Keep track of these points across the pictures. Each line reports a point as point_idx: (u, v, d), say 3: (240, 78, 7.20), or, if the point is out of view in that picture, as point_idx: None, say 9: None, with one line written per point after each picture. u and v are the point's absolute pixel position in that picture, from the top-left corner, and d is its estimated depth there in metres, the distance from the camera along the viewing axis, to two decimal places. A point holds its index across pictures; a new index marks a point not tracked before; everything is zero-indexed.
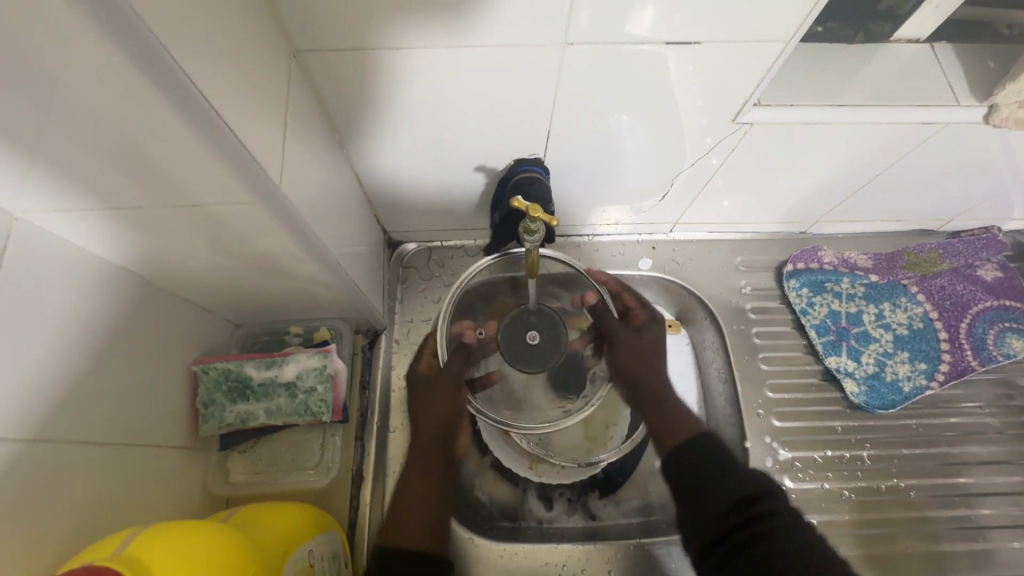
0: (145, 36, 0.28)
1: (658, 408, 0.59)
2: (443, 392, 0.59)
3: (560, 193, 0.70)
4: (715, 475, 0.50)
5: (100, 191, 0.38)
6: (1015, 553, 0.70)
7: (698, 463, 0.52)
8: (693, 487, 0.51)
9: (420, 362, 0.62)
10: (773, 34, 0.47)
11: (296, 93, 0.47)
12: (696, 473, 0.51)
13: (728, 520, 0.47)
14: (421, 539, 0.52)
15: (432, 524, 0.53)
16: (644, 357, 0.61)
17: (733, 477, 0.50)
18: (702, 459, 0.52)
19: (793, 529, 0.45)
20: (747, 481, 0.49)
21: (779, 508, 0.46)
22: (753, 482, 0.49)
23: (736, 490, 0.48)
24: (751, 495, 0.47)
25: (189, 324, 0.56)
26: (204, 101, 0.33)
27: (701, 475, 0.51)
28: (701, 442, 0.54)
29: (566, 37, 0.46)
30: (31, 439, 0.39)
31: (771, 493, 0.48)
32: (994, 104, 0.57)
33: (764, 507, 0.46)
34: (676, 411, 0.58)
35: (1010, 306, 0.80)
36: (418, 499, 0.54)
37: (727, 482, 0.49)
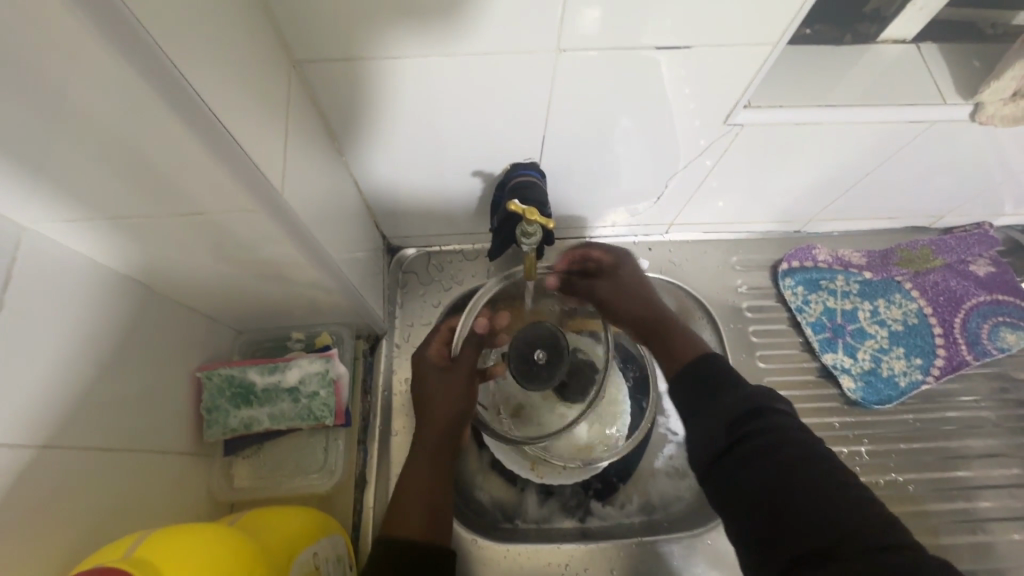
0: (151, 49, 0.29)
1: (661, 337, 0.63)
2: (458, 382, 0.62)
3: (557, 196, 0.71)
4: (720, 393, 0.48)
5: (105, 201, 0.38)
6: (1015, 545, 0.71)
7: (700, 380, 0.50)
8: (697, 404, 0.49)
9: (430, 350, 0.64)
10: (761, 37, 0.48)
11: (295, 102, 0.48)
12: (699, 394, 0.49)
13: (730, 434, 0.45)
14: (419, 526, 0.52)
15: (436, 511, 0.54)
16: (632, 293, 0.68)
17: (737, 391, 0.48)
18: (703, 377, 0.51)
19: (796, 442, 0.43)
20: (750, 396, 0.47)
21: (782, 424, 0.44)
22: (757, 398, 0.46)
23: (740, 403, 0.46)
24: (755, 409, 0.45)
25: (192, 331, 0.57)
26: (212, 117, 0.34)
27: (705, 393, 0.49)
28: (707, 363, 0.52)
29: (559, 44, 0.47)
30: (41, 445, 0.39)
31: (775, 408, 0.46)
32: (980, 102, 0.58)
33: (767, 421, 0.44)
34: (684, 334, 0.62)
35: (1003, 300, 0.81)
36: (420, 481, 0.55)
37: (731, 394, 0.47)
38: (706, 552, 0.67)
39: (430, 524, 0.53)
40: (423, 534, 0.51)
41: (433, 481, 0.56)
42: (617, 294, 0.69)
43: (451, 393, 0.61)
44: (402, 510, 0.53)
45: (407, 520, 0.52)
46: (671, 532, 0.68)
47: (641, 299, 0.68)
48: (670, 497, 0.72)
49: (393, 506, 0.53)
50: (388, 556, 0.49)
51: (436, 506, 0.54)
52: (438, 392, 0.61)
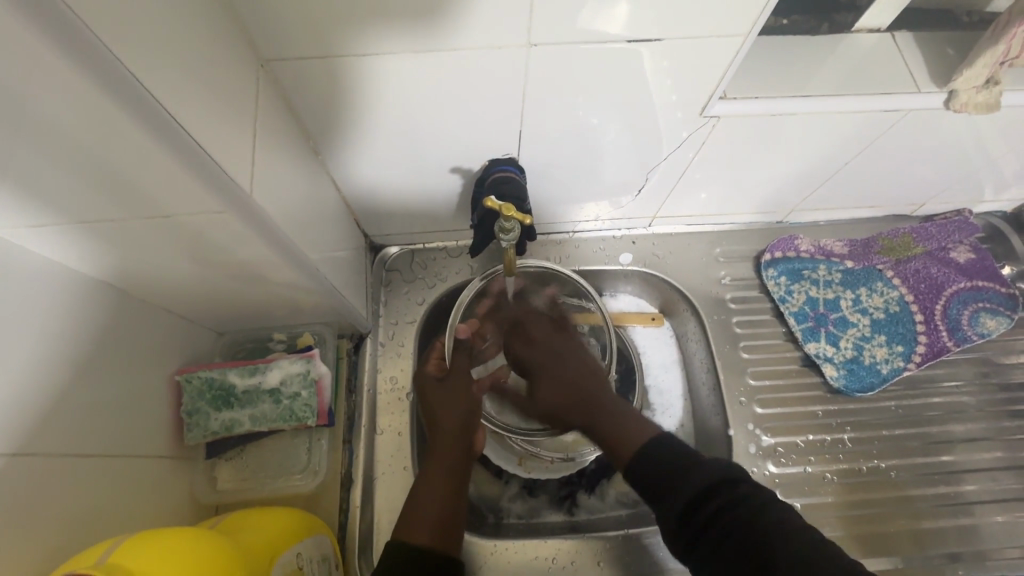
0: (99, 51, 0.28)
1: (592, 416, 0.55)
2: (459, 388, 0.62)
3: (537, 192, 0.71)
4: (680, 469, 0.46)
5: (71, 207, 0.38)
6: (997, 527, 0.72)
7: (656, 461, 0.47)
8: (655, 486, 0.46)
9: (428, 366, 0.64)
10: (732, 28, 0.48)
11: (263, 101, 0.47)
12: (660, 471, 0.46)
13: (700, 512, 0.43)
14: (434, 534, 0.51)
15: (446, 523, 0.53)
16: (566, 378, 0.58)
17: (696, 466, 0.45)
18: (664, 456, 0.47)
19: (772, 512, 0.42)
20: (710, 470, 0.44)
21: (752, 491, 0.43)
22: (718, 467, 0.45)
23: (703, 479, 0.44)
24: (716, 483, 0.44)
25: (169, 335, 0.57)
26: (170, 119, 0.33)
27: (666, 467, 0.46)
28: (656, 438, 0.49)
29: (529, 38, 0.47)
30: (12, 452, 0.39)
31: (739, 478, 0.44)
32: (953, 89, 0.58)
33: (729, 495, 0.43)
34: (625, 412, 0.54)
35: (983, 286, 0.82)
36: (431, 496, 0.54)
37: (692, 472, 0.45)
38: None
39: (444, 529, 0.52)
40: (437, 541, 0.51)
41: (448, 487, 0.55)
42: (548, 382, 0.59)
43: (455, 404, 0.61)
44: (417, 513, 0.53)
45: (421, 525, 0.52)
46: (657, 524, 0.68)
47: (568, 373, 0.58)
48: None
49: (408, 512, 0.53)
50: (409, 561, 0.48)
51: (451, 516, 0.54)
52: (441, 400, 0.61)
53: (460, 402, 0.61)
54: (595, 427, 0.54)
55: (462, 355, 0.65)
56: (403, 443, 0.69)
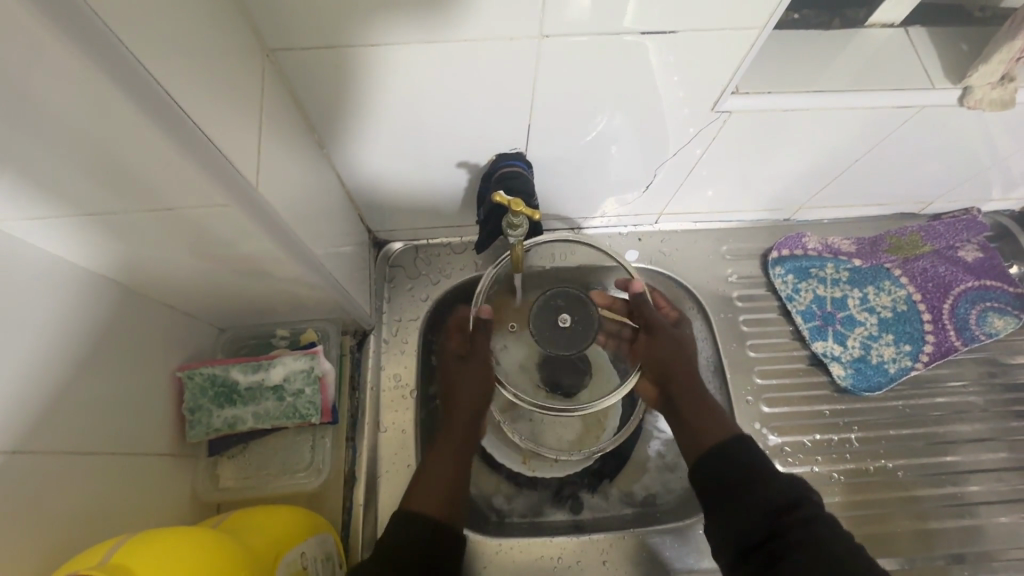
0: (100, 31, 0.27)
1: (697, 411, 0.61)
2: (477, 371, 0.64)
3: (545, 187, 0.70)
4: (747, 488, 0.53)
5: (72, 199, 0.37)
6: (1003, 528, 0.72)
7: (727, 470, 0.55)
8: (722, 499, 0.53)
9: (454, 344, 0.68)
10: (748, 22, 0.47)
11: (269, 92, 0.46)
12: (727, 483, 0.54)
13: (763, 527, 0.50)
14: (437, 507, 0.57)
15: (451, 493, 0.59)
16: (678, 352, 0.64)
17: (767, 486, 0.52)
18: (734, 468, 0.54)
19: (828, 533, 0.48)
20: (784, 488, 0.51)
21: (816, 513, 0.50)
22: (788, 489, 0.51)
23: (771, 499, 0.51)
24: (789, 504, 0.50)
25: (171, 330, 0.56)
26: (177, 110, 0.33)
27: (733, 481, 0.54)
28: (737, 452, 0.56)
29: (542, 30, 0.46)
30: (12, 450, 0.38)
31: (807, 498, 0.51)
32: (969, 86, 0.57)
33: (792, 517, 0.49)
34: (714, 415, 0.61)
35: (991, 286, 0.81)
36: (439, 466, 0.61)
37: (762, 491, 0.52)
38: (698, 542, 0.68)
39: (448, 506, 0.58)
40: (439, 513, 0.57)
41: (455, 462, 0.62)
42: (652, 350, 0.62)
43: (482, 383, 0.63)
44: (419, 490, 0.59)
45: (423, 498, 0.58)
46: (662, 524, 0.68)
47: (684, 356, 0.64)
48: (659, 489, 0.72)
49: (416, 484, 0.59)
50: (406, 532, 0.54)
51: (456, 485, 0.60)
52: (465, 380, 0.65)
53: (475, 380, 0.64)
54: (693, 417, 0.61)
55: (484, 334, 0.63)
56: (407, 440, 0.69)
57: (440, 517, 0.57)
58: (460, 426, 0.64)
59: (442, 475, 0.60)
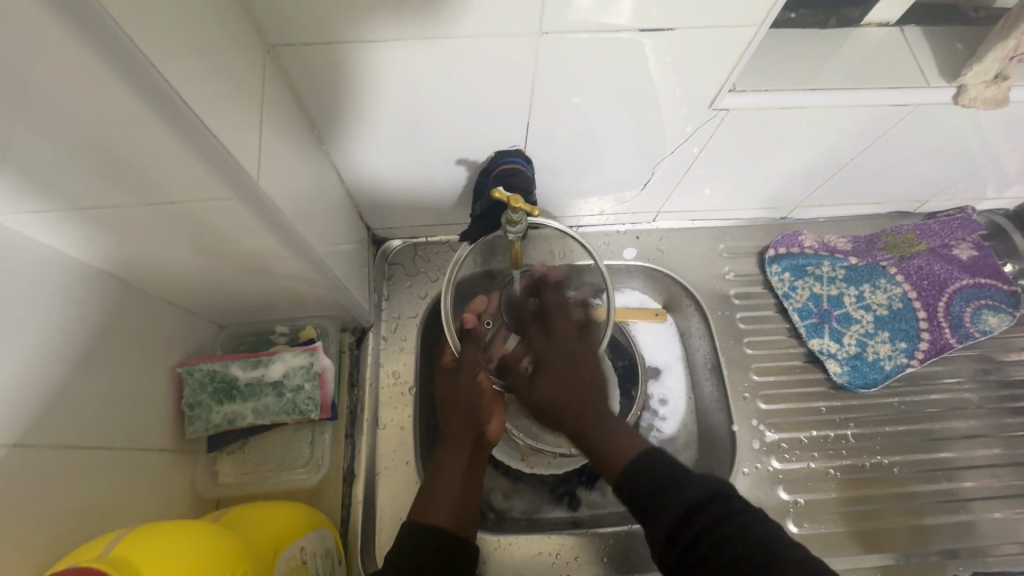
0: (102, 21, 0.27)
1: (587, 429, 0.53)
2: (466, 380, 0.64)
3: (543, 185, 0.70)
4: (668, 487, 0.46)
5: (74, 193, 0.37)
6: (997, 523, 0.72)
7: (646, 479, 0.47)
8: (643, 505, 0.46)
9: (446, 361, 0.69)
10: (743, 19, 0.47)
11: (269, 88, 0.46)
12: (649, 488, 0.46)
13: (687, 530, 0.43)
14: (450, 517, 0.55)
15: (460, 505, 0.57)
16: (573, 375, 0.56)
17: (686, 482, 0.45)
18: (655, 470, 0.47)
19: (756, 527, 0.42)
20: (702, 485, 0.44)
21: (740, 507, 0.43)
22: (708, 483, 0.45)
23: (691, 496, 0.44)
24: (705, 499, 0.44)
25: (171, 326, 0.56)
26: (183, 105, 0.33)
27: (654, 484, 0.46)
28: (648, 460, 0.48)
29: (539, 27, 0.46)
30: (13, 444, 0.38)
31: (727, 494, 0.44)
32: (963, 85, 0.58)
33: (711, 514, 0.43)
34: (616, 428, 0.52)
35: (985, 284, 0.82)
36: (445, 477, 0.58)
37: (682, 489, 0.45)
38: None
39: (455, 514, 0.56)
40: (448, 524, 0.54)
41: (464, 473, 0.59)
42: (553, 375, 0.57)
43: (478, 404, 0.63)
44: (429, 500, 0.56)
45: (436, 509, 0.55)
46: None
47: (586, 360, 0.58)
48: None
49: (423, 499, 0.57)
50: (409, 542, 0.52)
51: (465, 497, 0.58)
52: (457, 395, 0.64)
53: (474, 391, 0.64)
54: (596, 431, 0.52)
55: (469, 345, 0.65)
56: (406, 437, 0.69)
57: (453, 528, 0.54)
58: (454, 438, 0.62)
59: (449, 485, 0.58)
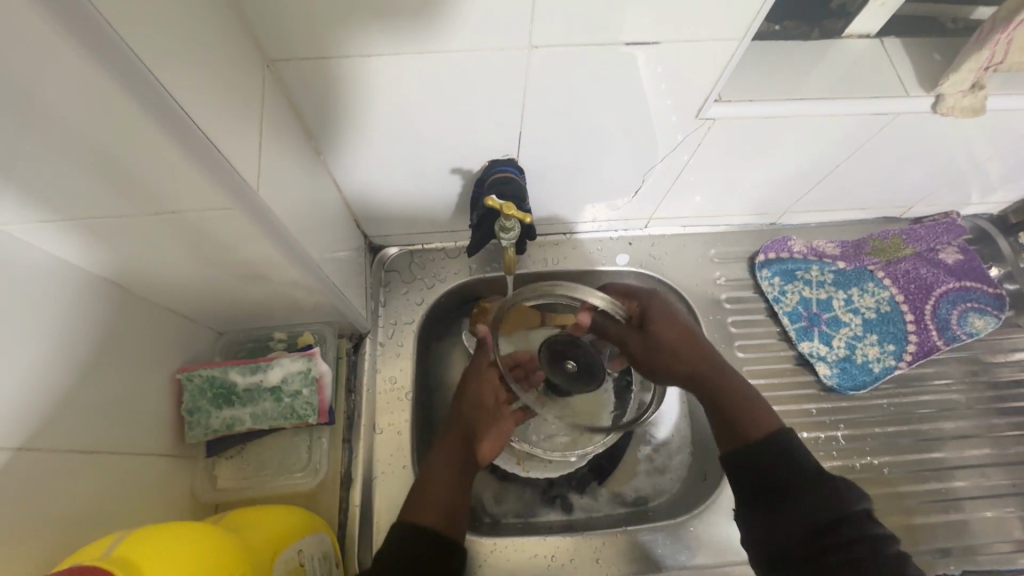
0: (109, 37, 0.29)
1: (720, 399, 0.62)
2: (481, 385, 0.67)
3: (536, 193, 0.72)
4: (803, 492, 0.53)
5: (79, 203, 0.38)
6: (987, 522, 0.73)
7: (783, 476, 0.54)
8: (774, 498, 0.54)
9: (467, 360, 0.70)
10: (730, 33, 0.49)
11: (269, 101, 0.48)
12: (782, 486, 0.54)
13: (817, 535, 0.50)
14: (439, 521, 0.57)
15: (449, 509, 0.58)
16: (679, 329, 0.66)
17: (823, 492, 0.52)
18: (783, 470, 0.55)
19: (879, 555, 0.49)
20: (837, 502, 0.51)
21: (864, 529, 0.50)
22: (841, 501, 0.52)
23: (828, 509, 0.51)
24: (840, 517, 0.51)
25: (171, 333, 0.57)
26: (184, 117, 0.34)
27: (790, 485, 0.54)
28: (784, 450, 0.56)
29: (531, 41, 0.48)
30: (16, 448, 0.39)
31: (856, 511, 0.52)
32: (940, 94, 0.60)
33: (841, 529, 0.50)
34: (753, 404, 0.61)
35: (971, 286, 0.84)
36: (441, 479, 0.60)
37: (817, 498, 0.52)
38: (691, 540, 0.68)
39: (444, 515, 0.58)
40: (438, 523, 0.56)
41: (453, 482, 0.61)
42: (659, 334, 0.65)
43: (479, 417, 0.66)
44: (422, 501, 0.58)
45: (427, 509, 0.57)
46: (654, 522, 0.69)
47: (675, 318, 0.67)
48: (649, 491, 0.74)
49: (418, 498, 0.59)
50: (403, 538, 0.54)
51: (455, 501, 0.59)
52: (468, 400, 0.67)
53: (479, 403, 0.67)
54: (735, 403, 0.61)
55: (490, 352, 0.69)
56: (403, 441, 0.69)
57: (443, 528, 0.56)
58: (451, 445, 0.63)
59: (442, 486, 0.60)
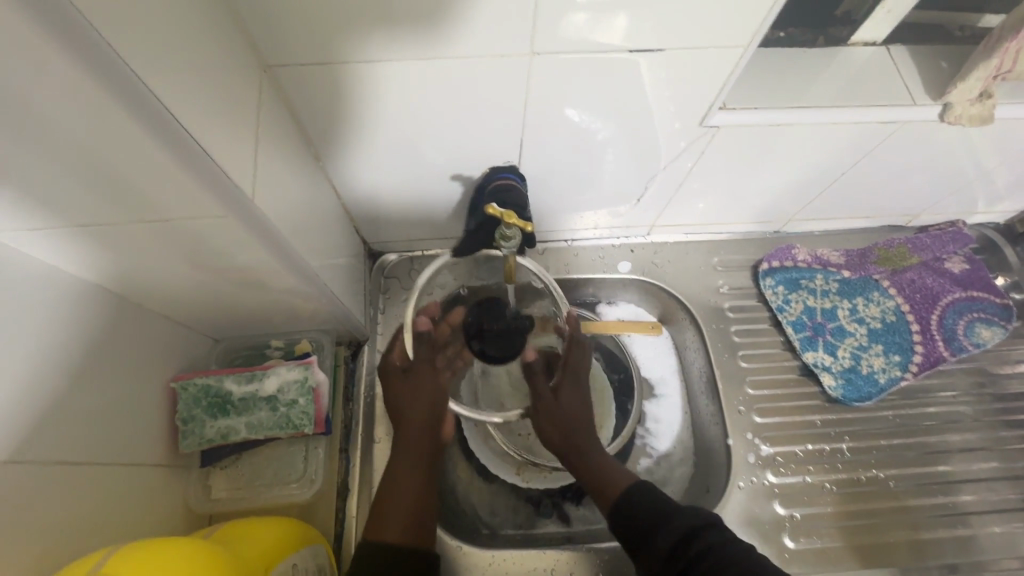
0: (97, 43, 0.28)
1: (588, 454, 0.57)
2: (425, 378, 0.60)
3: (537, 199, 0.71)
4: (653, 522, 0.50)
5: (69, 210, 0.38)
6: (995, 538, 0.72)
7: (637, 515, 0.51)
8: (637, 538, 0.50)
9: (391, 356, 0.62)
10: (732, 40, 0.48)
11: (266, 108, 0.47)
12: (634, 528, 0.50)
13: (675, 563, 0.47)
14: (404, 533, 0.51)
15: (416, 519, 0.53)
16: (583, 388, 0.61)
17: (668, 518, 0.49)
18: (642, 506, 0.51)
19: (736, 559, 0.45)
20: (683, 518, 0.49)
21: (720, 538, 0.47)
22: (689, 515, 0.49)
23: (673, 530, 0.48)
24: (690, 533, 0.47)
25: (167, 340, 0.56)
26: (178, 125, 0.34)
27: (641, 516, 0.51)
28: (644, 495, 0.52)
29: (532, 47, 0.47)
30: (3, 460, 0.38)
31: (709, 525, 0.48)
32: (948, 102, 0.59)
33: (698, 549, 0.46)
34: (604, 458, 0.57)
35: (978, 296, 0.83)
36: (403, 488, 0.54)
37: (665, 522, 0.49)
38: None
39: (413, 531, 0.52)
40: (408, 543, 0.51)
41: (416, 476, 0.56)
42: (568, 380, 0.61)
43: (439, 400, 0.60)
44: (387, 510, 0.53)
45: (393, 524, 0.52)
46: None
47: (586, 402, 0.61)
48: None
49: (376, 512, 0.53)
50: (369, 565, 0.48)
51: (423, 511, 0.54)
52: (410, 390, 0.60)
53: (427, 397, 0.60)
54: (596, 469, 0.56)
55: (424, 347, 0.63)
56: None
57: (412, 543, 0.51)
58: (410, 443, 0.57)
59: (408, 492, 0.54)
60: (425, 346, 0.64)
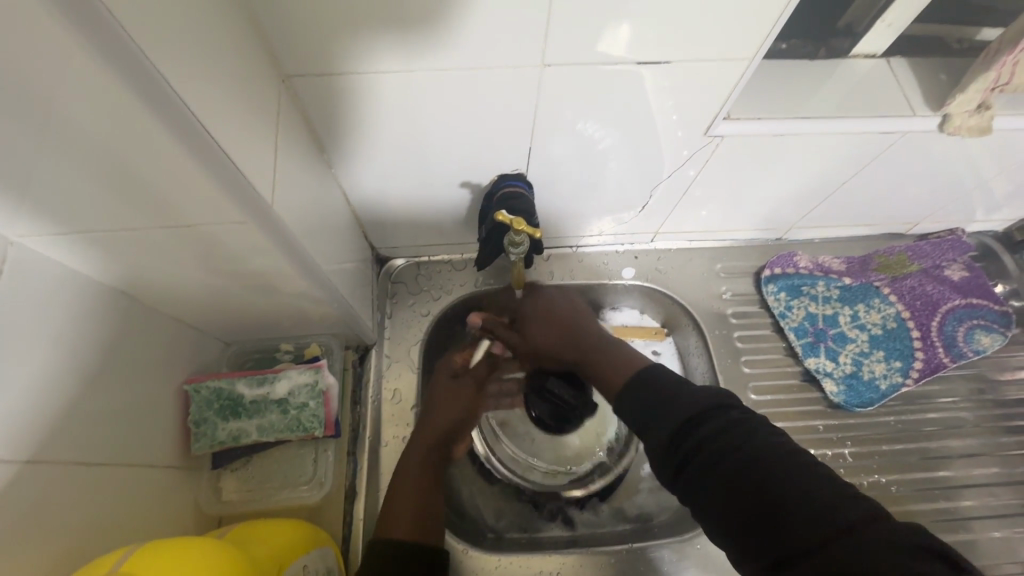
0: (131, 52, 0.29)
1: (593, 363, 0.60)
2: (464, 391, 0.67)
3: (544, 206, 0.72)
4: (666, 404, 0.47)
5: (95, 215, 0.39)
6: (996, 543, 0.73)
7: (649, 396, 0.49)
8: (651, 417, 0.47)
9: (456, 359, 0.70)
10: (736, 51, 0.49)
11: (283, 116, 0.48)
12: (644, 413, 0.48)
13: (686, 444, 0.44)
14: (412, 528, 0.52)
15: (423, 518, 0.54)
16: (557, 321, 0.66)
17: (684, 396, 0.47)
18: (652, 395, 0.49)
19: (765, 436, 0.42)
20: (696, 399, 0.46)
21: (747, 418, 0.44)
22: (706, 396, 0.46)
23: (694, 403, 0.46)
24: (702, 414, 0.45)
25: (180, 343, 0.57)
26: (204, 133, 0.35)
27: (653, 402, 0.48)
28: (658, 378, 0.51)
29: (542, 59, 0.48)
30: (22, 461, 0.39)
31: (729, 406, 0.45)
32: (947, 113, 0.60)
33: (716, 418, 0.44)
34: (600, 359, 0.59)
35: (977, 304, 0.84)
36: (412, 484, 0.56)
37: (682, 400, 0.46)
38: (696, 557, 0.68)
39: (419, 526, 0.53)
40: (411, 535, 0.51)
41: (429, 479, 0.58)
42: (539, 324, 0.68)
43: (466, 416, 0.65)
44: (394, 505, 0.54)
45: (399, 519, 0.53)
46: (661, 537, 0.68)
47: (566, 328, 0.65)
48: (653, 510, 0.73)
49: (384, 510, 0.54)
50: (383, 556, 0.49)
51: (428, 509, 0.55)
52: (444, 401, 0.65)
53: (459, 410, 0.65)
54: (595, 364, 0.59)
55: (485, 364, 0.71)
56: None
57: (418, 539, 0.51)
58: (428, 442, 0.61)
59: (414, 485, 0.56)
60: (486, 366, 0.72)
